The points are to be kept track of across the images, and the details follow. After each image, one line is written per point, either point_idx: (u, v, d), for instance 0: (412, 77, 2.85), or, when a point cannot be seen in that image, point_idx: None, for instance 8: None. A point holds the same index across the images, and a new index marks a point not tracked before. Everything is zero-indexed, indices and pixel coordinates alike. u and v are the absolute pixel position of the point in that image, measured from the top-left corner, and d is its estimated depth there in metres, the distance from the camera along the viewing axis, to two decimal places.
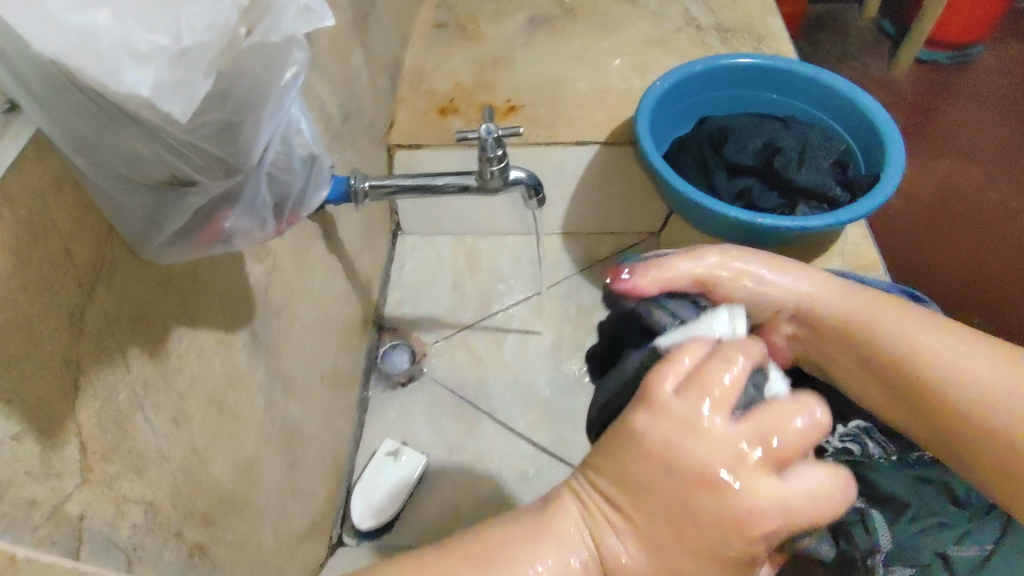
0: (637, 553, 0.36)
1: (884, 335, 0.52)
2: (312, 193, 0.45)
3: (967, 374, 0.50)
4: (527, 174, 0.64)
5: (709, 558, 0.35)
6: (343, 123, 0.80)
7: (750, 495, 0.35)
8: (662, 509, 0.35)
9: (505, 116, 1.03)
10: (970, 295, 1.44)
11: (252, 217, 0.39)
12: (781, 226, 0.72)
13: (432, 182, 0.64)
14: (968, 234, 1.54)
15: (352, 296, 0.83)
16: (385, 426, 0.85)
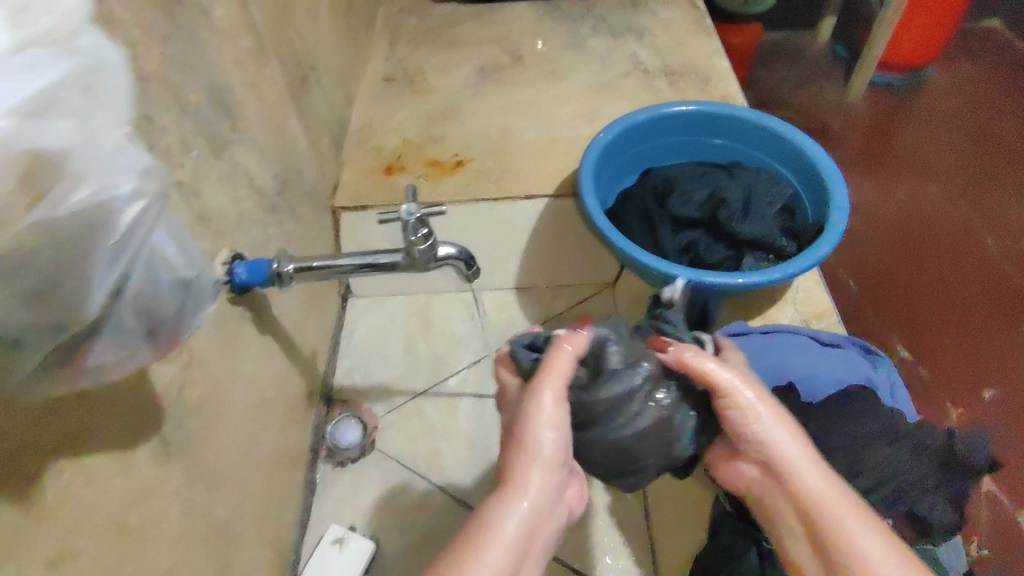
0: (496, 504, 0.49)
1: (814, 504, 0.50)
2: (191, 316, 0.40)
3: (876, 570, 0.47)
4: (458, 249, 0.62)
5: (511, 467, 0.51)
6: (280, 195, 0.77)
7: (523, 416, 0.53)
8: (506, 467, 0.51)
9: (452, 171, 1.01)
10: (935, 317, 1.45)
11: (121, 349, 0.36)
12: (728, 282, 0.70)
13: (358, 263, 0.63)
14: (931, 254, 1.55)
15: (296, 372, 0.79)
16: (336, 506, 0.81)
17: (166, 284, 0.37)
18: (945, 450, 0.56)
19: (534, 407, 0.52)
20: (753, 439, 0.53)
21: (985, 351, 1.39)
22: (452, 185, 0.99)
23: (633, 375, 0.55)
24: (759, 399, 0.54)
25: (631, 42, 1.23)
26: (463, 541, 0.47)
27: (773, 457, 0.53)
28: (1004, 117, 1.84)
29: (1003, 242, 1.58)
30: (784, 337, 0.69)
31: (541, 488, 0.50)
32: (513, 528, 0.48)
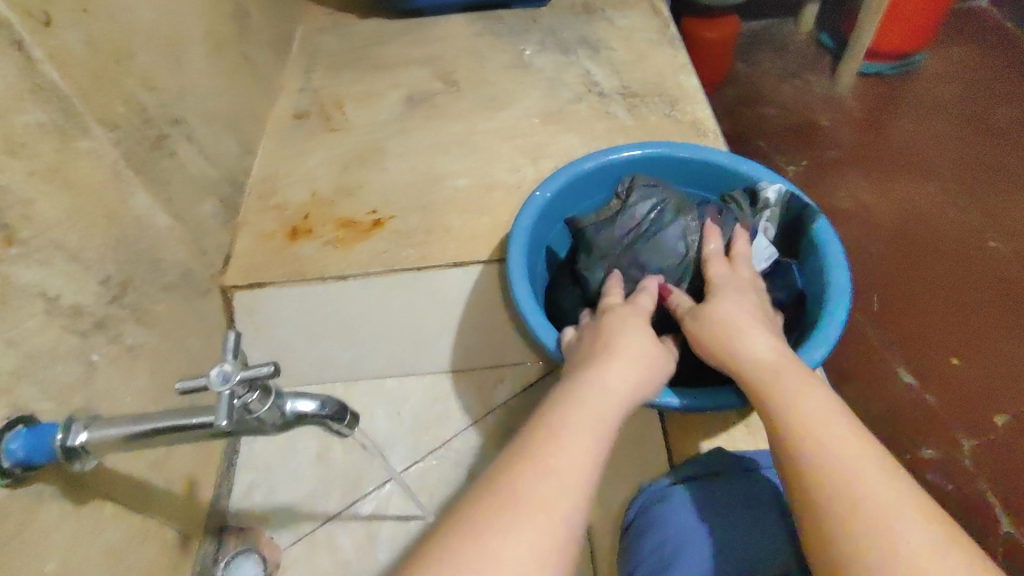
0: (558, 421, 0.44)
1: (788, 410, 0.45)
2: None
3: (851, 469, 0.41)
4: (321, 403, 0.45)
5: (580, 389, 0.46)
6: (115, 303, 0.60)
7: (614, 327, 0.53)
8: (568, 393, 0.47)
9: (368, 232, 0.84)
10: (941, 332, 1.29)
11: None
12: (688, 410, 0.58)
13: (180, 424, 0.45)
14: (932, 260, 1.39)
15: (158, 521, 0.62)
16: None
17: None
18: None
19: (623, 341, 0.51)
20: (733, 354, 0.51)
21: (1000, 373, 1.23)
22: (366, 251, 0.81)
23: (643, 207, 0.66)
24: (741, 309, 0.54)
25: (584, 58, 1.05)
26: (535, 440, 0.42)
27: (752, 371, 0.49)
28: (1004, 105, 1.66)
29: (1009, 244, 1.41)
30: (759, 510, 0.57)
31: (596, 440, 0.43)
32: (589, 443, 0.42)
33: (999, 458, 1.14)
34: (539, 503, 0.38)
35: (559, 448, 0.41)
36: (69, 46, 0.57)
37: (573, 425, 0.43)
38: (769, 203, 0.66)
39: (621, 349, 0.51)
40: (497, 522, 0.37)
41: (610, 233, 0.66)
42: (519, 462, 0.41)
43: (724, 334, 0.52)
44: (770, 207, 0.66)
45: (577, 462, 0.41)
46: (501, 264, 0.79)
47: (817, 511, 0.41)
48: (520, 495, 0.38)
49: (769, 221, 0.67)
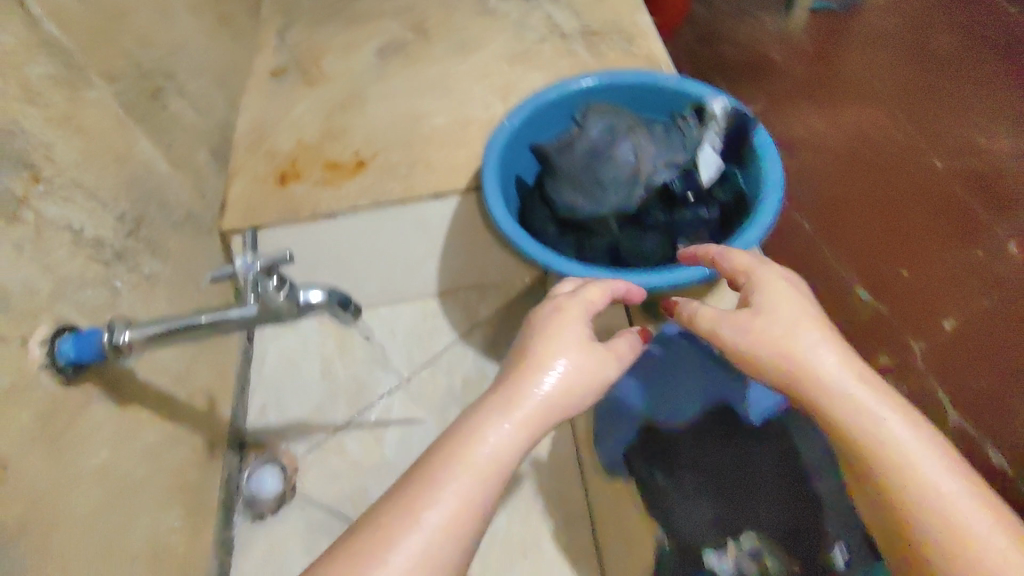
0: (458, 449, 0.44)
1: (871, 437, 0.46)
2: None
3: (940, 494, 0.43)
4: (327, 294, 0.52)
5: (485, 412, 0.46)
6: (132, 237, 0.66)
7: (544, 330, 0.51)
8: (473, 414, 0.46)
9: (353, 173, 0.90)
10: (888, 246, 1.26)
11: None
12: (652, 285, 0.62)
13: (220, 317, 0.54)
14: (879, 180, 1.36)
15: (184, 431, 0.70)
16: (256, 564, 0.74)
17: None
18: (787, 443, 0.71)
19: (554, 351, 0.49)
20: (799, 365, 0.49)
21: (951, 286, 1.17)
22: (353, 189, 0.88)
23: (597, 129, 0.68)
24: (795, 318, 0.50)
25: (546, 2, 1.11)
26: (439, 460, 0.43)
27: (840, 409, 0.47)
28: (953, 20, 1.59)
29: (955, 160, 1.32)
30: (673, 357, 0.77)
31: (487, 475, 0.43)
32: (475, 483, 0.43)
33: (962, 369, 1.09)
34: (430, 537, 0.40)
35: (456, 479, 0.42)
36: (68, 4, 0.63)
37: (486, 452, 0.44)
38: (715, 116, 0.71)
39: (552, 355, 0.49)
40: (384, 554, 0.39)
41: (568, 154, 0.69)
42: (425, 487, 0.42)
43: (781, 343, 0.49)
44: (717, 119, 0.71)
45: (468, 498, 0.42)
46: (477, 192, 0.86)
47: (913, 533, 0.43)
48: (406, 539, 0.40)
49: (716, 133, 0.70)
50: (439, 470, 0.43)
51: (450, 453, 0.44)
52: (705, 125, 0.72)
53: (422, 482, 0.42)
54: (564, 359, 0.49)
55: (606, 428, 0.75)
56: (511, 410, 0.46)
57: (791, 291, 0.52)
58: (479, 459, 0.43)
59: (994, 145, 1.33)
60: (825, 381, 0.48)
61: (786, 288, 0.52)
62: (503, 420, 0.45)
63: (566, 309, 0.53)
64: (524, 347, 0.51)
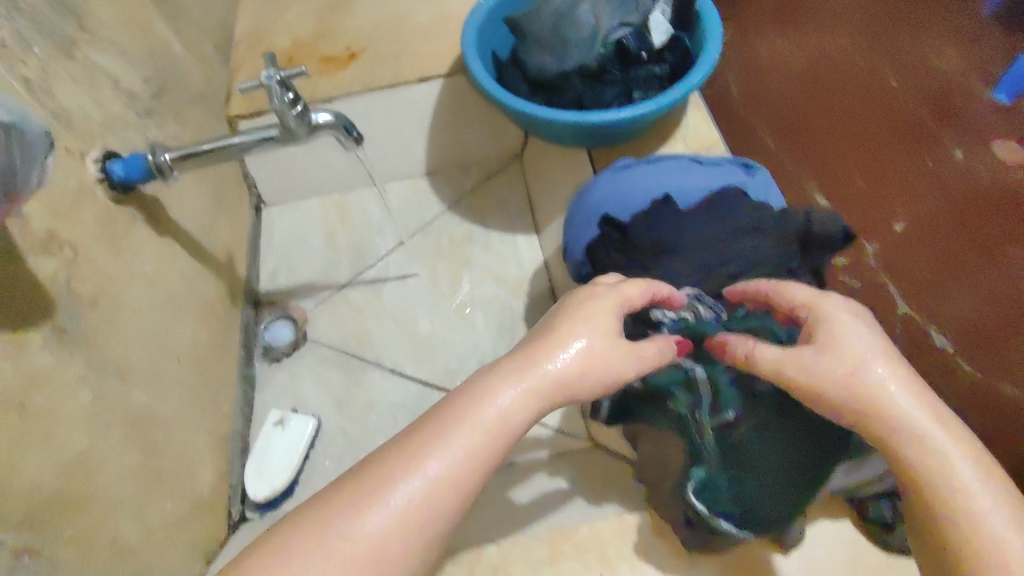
0: (454, 420, 0.40)
1: (946, 496, 0.40)
2: (26, 170, 0.38)
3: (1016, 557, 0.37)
4: (334, 116, 0.62)
5: (486, 385, 0.42)
6: (157, 99, 0.75)
7: (573, 308, 0.47)
8: (473, 386, 0.42)
9: (346, 64, 0.99)
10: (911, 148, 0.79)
11: None
12: (609, 118, 0.72)
13: (223, 143, 0.63)
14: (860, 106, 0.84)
15: (208, 276, 0.79)
16: (275, 395, 0.85)
17: (16, 167, 0.37)
18: (803, 233, 0.59)
19: (581, 328, 0.45)
20: (872, 412, 0.43)
21: None
22: (347, 78, 0.97)
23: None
24: (867, 356, 0.44)
25: None
26: (437, 419, 0.41)
27: (911, 451, 0.41)
28: None
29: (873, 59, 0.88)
30: (668, 162, 0.69)
31: (479, 451, 0.40)
32: (466, 459, 0.39)
33: (914, 258, 0.77)
34: (412, 497, 0.38)
35: (448, 443, 0.39)
36: None
37: (490, 416, 0.41)
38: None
39: (578, 331, 0.45)
40: (363, 508, 0.37)
41: (536, 19, 0.78)
42: (419, 447, 0.39)
43: (847, 382, 0.43)
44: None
45: (461, 466, 0.39)
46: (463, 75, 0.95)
47: None
48: (383, 502, 0.38)
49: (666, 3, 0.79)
50: (433, 442, 0.40)
51: (448, 420, 0.41)
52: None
53: (414, 446, 0.40)
54: (584, 338, 0.45)
55: (576, 232, 0.68)
56: (515, 384, 0.42)
57: (868, 337, 0.44)
58: (474, 436, 0.40)
59: (944, 49, 0.77)
60: (896, 422, 0.42)
61: (862, 331, 0.45)
62: (505, 392, 0.42)
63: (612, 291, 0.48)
64: (550, 324, 0.46)
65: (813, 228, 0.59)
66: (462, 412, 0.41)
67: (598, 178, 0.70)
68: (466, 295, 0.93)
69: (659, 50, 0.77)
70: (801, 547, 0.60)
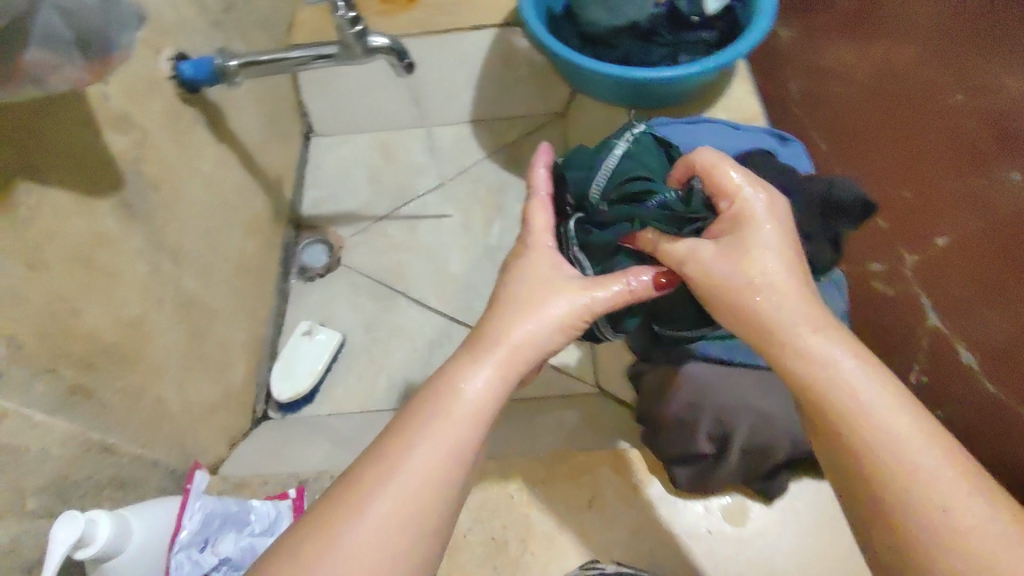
0: (430, 420, 0.42)
1: (885, 472, 0.38)
2: (119, 30, 0.42)
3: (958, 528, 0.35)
4: (389, 41, 0.65)
5: (457, 385, 0.44)
6: (225, 13, 0.79)
7: (524, 296, 0.49)
8: (442, 391, 0.44)
9: (404, 6, 1.01)
10: (916, 152, 0.78)
11: (54, 51, 0.39)
12: (652, 76, 0.74)
13: (280, 57, 0.66)
14: (931, 119, 0.78)
15: (256, 190, 0.84)
16: (307, 311, 0.90)
17: (110, 27, 0.41)
18: (823, 199, 0.59)
19: (525, 322, 0.47)
20: (817, 394, 0.42)
21: (966, 209, 0.71)
22: (404, 19, 1.00)
23: None
24: (817, 342, 0.43)
25: None
26: (417, 426, 0.42)
27: (856, 427, 0.40)
28: None
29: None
30: (703, 125, 0.71)
31: (456, 439, 0.42)
32: (449, 448, 0.41)
33: (947, 277, 0.71)
34: (413, 494, 0.39)
35: (431, 435, 0.41)
36: None
37: (469, 407, 0.43)
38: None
39: (519, 321, 0.48)
40: (363, 506, 0.38)
41: None
42: (404, 443, 0.41)
43: (801, 370, 0.43)
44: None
45: (446, 455, 0.41)
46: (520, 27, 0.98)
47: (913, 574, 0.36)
48: (377, 501, 0.39)
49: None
50: (410, 441, 0.41)
51: (423, 419, 0.42)
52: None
53: (396, 445, 0.41)
54: (530, 319, 0.48)
55: None
56: (479, 375, 0.44)
57: (776, 238, 0.47)
58: (451, 426, 0.42)
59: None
60: (842, 402, 0.41)
61: (775, 235, 0.48)
62: (471, 384, 0.44)
63: (533, 239, 0.54)
64: (501, 309, 0.49)
65: (835, 193, 0.58)
66: (438, 412, 0.42)
67: None
68: (497, 240, 0.96)
69: (711, 16, 0.79)
70: (784, 497, 0.61)
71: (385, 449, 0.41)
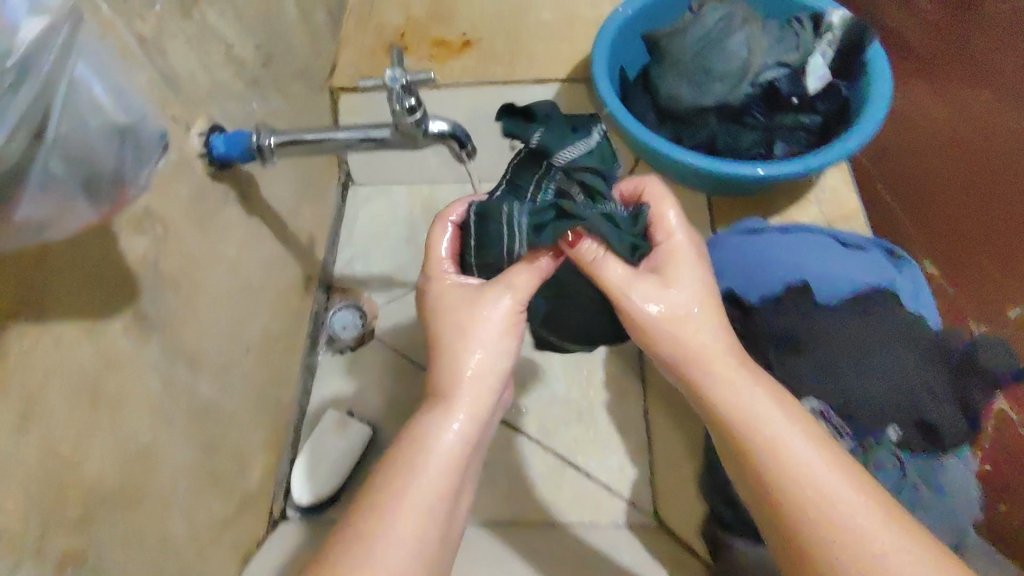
0: (402, 484, 0.44)
1: (818, 534, 0.41)
2: (136, 171, 0.33)
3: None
4: (449, 125, 0.57)
5: (422, 445, 0.46)
6: (263, 67, 0.71)
7: (462, 329, 0.50)
8: (408, 454, 0.46)
9: (458, 52, 0.92)
10: None
11: (53, 206, 0.30)
12: (742, 172, 0.65)
13: (326, 137, 0.58)
14: (1021, 203, 0.76)
15: (286, 261, 0.76)
16: (334, 391, 0.83)
17: (127, 169, 0.33)
18: (956, 357, 0.51)
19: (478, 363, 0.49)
20: (747, 440, 0.44)
21: None
22: (458, 67, 0.91)
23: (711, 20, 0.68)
24: (735, 381, 0.46)
25: None
26: (396, 485, 0.44)
27: (788, 484, 0.42)
28: None
29: None
30: (805, 238, 0.61)
31: (429, 497, 0.44)
32: (424, 506, 0.44)
33: None
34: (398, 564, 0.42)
35: (404, 500, 0.44)
36: None
37: (439, 461, 0.46)
38: (832, 26, 0.71)
39: (465, 357, 0.49)
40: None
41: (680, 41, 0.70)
42: (380, 513, 0.43)
43: (732, 417, 0.45)
44: (833, 30, 0.70)
45: (421, 513, 0.44)
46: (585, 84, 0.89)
47: None
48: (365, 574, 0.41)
49: (829, 43, 0.70)
50: (383, 508, 0.43)
51: (391, 484, 0.44)
52: (819, 35, 0.71)
53: (372, 514, 0.43)
54: (473, 351, 0.49)
55: None
56: (437, 426, 0.47)
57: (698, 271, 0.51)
58: (418, 485, 0.44)
59: None
60: (779, 458, 0.43)
61: (695, 272, 0.51)
62: (438, 441, 0.46)
63: (440, 271, 0.55)
64: (446, 341, 0.50)
65: None
66: (405, 476, 0.45)
67: (724, 241, 0.63)
68: None
69: (812, 97, 0.68)
70: None
71: (367, 519, 0.43)
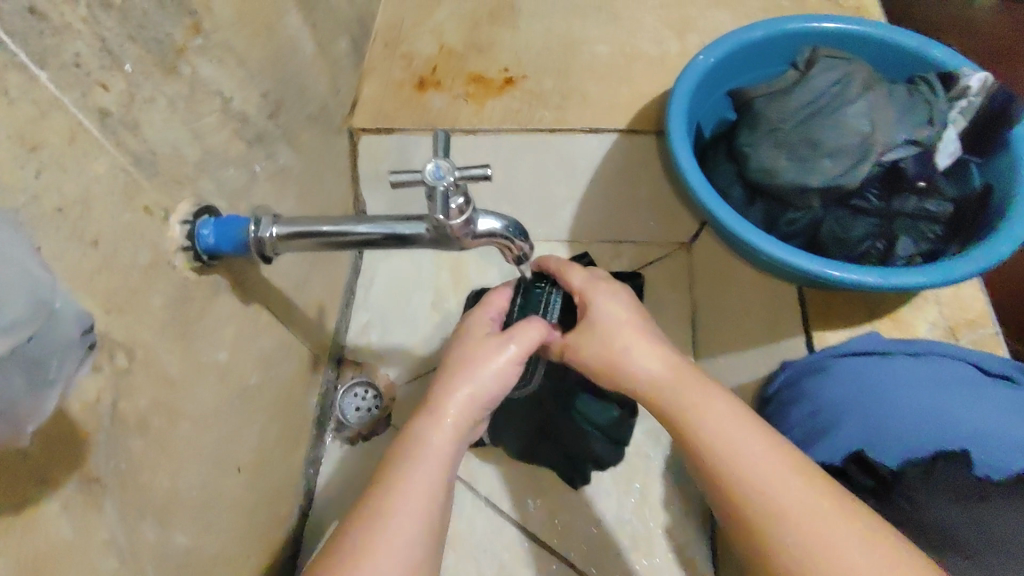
0: (364, 520, 0.40)
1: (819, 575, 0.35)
2: (35, 401, 0.23)
3: None
4: (502, 222, 0.44)
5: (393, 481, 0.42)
6: (269, 120, 0.58)
7: (451, 365, 0.48)
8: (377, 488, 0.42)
9: (499, 91, 0.79)
10: None
11: None
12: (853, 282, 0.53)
13: (343, 229, 0.45)
14: None
15: (290, 346, 0.64)
16: (342, 491, 0.71)
17: (19, 404, 0.22)
18: None
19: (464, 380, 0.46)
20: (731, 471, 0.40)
21: None
22: (498, 110, 0.78)
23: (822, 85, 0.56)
24: (720, 414, 0.42)
25: None
26: (366, 521, 0.40)
27: (777, 525, 0.37)
28: None
29: None
30: (952, 373, 0.49)
31: (396, 532, 0.39)
32: (391, 538, 0.39)
33: None
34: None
35: (371, 535, 0.39)
36: None
37: (419, 493, 0.41)
38: (967, 91, 0.57)
39: (450, 385, 0.46)
40: None
41: (781, 104, 0.58)
42: (349, 546, 0.39)
43: (718, 446, 0.41)
44: (968, 96, 0.57)
45: (383, 546, 0.39)
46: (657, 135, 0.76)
47: None
48: None
49: (961, 112, 0.57)
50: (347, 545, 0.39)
51: (358, 521, 0.40)
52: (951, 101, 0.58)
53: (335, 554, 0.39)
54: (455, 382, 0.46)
55: (804, 437, 0.51)
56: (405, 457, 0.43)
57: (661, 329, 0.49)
58: (382, 513, 0.40)
59: None
60: (767, 495, 0.38)
61: (614, 306, 0.49)
62: (407, 473, 0.42)
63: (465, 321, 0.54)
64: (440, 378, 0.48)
65: None
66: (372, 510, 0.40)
67: (843, 363, 0.52)
68: None
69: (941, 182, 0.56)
70: None
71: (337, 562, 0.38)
